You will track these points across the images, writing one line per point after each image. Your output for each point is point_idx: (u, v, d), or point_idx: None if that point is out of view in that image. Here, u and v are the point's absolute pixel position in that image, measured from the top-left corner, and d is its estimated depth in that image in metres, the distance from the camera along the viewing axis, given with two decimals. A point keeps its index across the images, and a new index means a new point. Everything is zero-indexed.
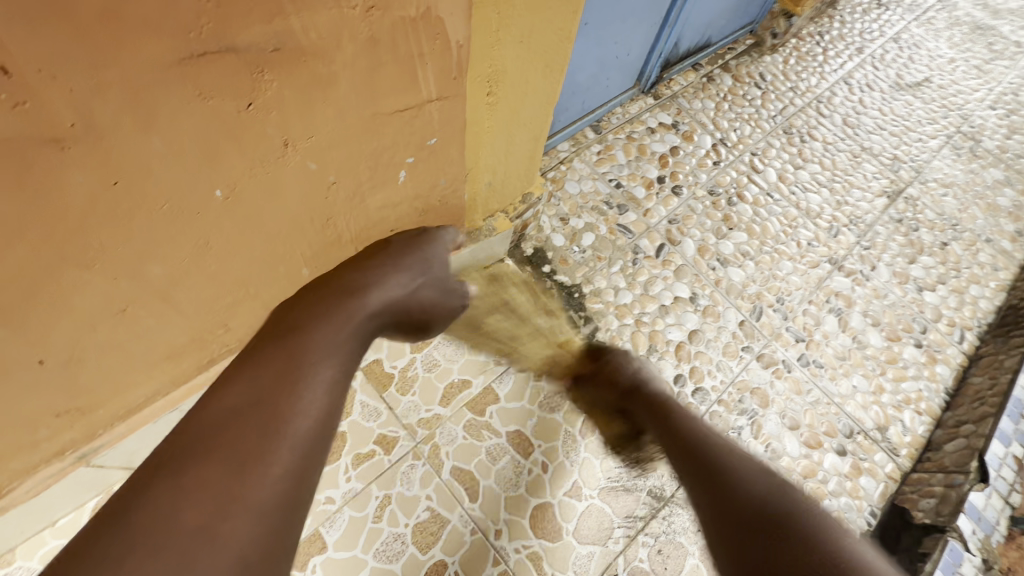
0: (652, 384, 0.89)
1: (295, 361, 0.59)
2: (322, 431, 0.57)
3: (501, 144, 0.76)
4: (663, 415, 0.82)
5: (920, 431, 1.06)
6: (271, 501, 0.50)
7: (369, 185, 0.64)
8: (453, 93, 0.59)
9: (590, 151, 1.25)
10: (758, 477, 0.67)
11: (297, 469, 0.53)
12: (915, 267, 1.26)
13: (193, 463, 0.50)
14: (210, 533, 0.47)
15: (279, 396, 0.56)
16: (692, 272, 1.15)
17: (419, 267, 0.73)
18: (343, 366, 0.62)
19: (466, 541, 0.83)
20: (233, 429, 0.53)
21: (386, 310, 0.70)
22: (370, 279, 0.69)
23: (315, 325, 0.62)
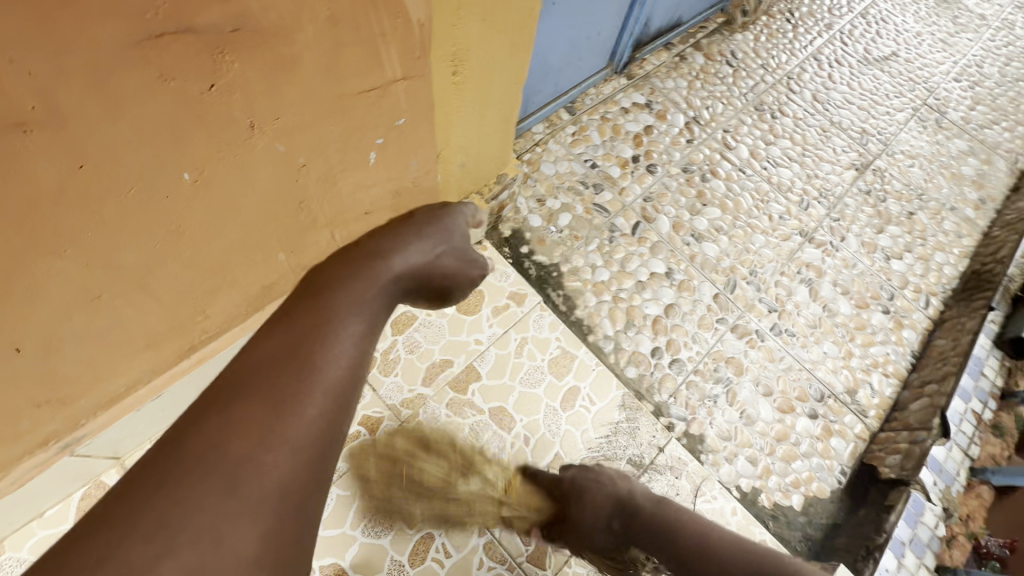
0: (634, 499, 0.80)
1: (326, 315, 0.57)
2: (354, 381, 0.55)
3: (471, 125, 0.77)
4: (675, 538, 0.74)
5: (887, 393, 1.10)
6: (309, 444, 0.49)
7: (341, 167, 0.65)
8: (418, 73, 0.60)
9: (564, 132, 1.26)
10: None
11: (332, 414, 0.52)
12: (883, 237, 1.30)
13: (235, 403, 0.49)
14: (254, 465, 0.46)
15: (313, 345, 0.54)
16: (667, 249, 1.17)
17: (439, 236, 0.75)
18: (369, 324, 0.60)
19: (452, 514, 0.86)
20: (269, 374, 0.51)
21: (412, 274, 0.70)
22: (397, 246, 0.70)
23: (345, 283, 0.62)
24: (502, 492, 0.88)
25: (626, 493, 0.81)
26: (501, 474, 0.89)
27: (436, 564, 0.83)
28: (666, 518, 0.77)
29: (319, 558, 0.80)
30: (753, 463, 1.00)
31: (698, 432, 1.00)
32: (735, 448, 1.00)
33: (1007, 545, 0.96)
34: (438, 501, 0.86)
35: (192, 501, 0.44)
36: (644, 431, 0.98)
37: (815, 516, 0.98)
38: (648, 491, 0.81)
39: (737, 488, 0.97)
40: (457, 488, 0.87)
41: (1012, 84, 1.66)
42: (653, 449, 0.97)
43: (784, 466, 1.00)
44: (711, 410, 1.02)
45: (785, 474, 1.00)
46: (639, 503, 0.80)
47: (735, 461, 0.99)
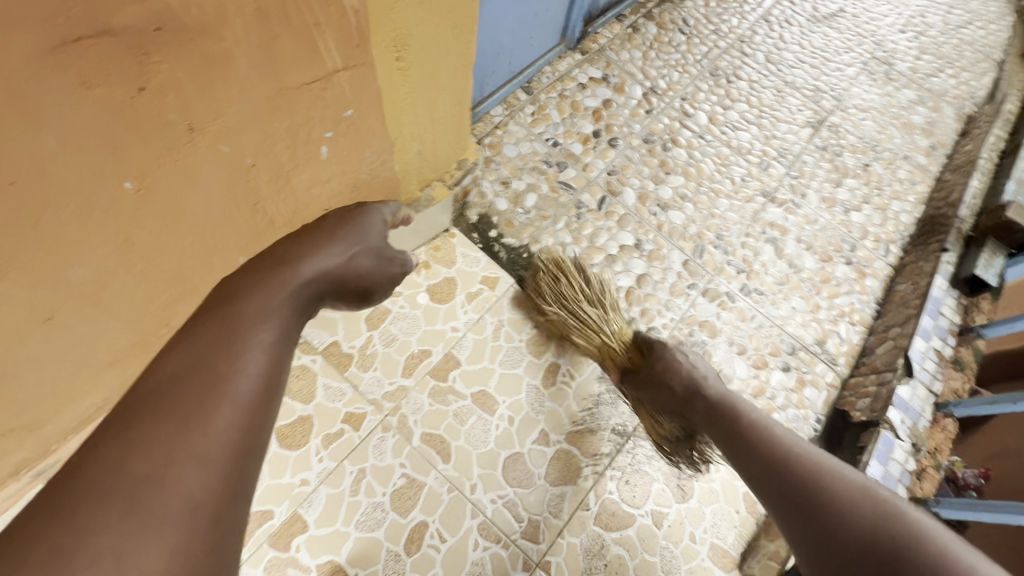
0: (707, 384, 0.87)
1: (234, 324, 0.55)
2: (269, 389, 0.53)
3: (422, 111, 0.76)
4: (733, 424, 0.80)
5: (855, 340, 1.15)
6: (219, 456, 0.47)
7: (292, 164, 0.64)
8: (360, 61, 0.59)
9: (523, 113, 1.25)
10: (855, 494, 0.66)
11: (244, 425, 0.50)
12: (842, 191, 1.33)
13: (142, 421, 0.47)
14: (158, 482, 0.44)
15: (219, 357, 0.52)
16: (635, 220, 1.19)
17: (352, 238, 0.72)
18: (280, 332, 0.58)
19: (444, 500, 0.87)
20: (173, 393, 0.49)
21: (323, 279, 0.67)
22: (307, 250, 0.67)
23: (251, 289, 0.60)
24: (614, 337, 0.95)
25: (700, 380, 0.87)
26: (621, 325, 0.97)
27: (432, 550, 0.83)
28: (732, 408, 0.82)
29: (315, 558, 0.80)
30: None
31: None
32: None
33: (982, 476, 1.00)
34: (563, 317, 0.98)
35: (93, 521, 0.41)
36: None
37: None
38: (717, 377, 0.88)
39: None
40: (578, 315, 0.97)
41: (954, 31, 1.70)
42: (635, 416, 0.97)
43: None
44: None
45: None
46: (709, 387, 0.86)
47: None
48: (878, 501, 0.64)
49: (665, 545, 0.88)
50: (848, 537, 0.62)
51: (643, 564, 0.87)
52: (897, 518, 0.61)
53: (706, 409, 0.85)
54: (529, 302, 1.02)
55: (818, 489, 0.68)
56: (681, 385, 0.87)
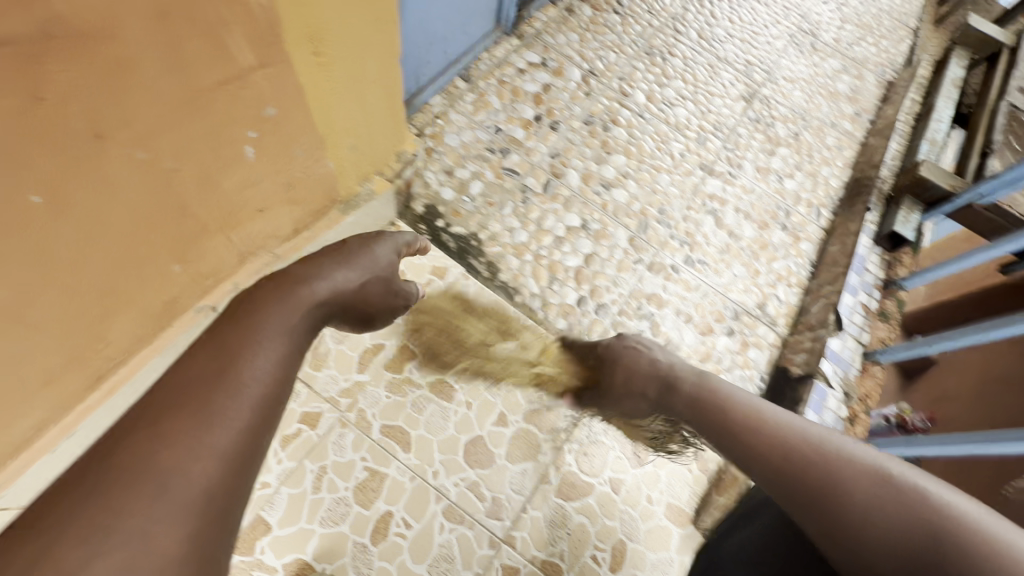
0: (679, 375, 0.76)
1: (253, 327, 0.52)
2: (278, 393, 0.49)
3: (352, 107, 0.76)
4: (732, 415, 0.66)
5: (793, 300, 1.21)
6: (238, 456, 0.44)
7: (217, 167, 0.63)
8: (275, 59, 0.58)
9: (463, 101, 1.25)
10: (876, 488, 0.51)
11: (257, 428, 0.46)
12: (775, 160, 1.40)
13: (160, 418, 0.43)
14: (180, 472, 0.40)
15: (237, 358, 0.49)
16: (580, 201, 1.22)
17: (368, 264, 0.72)
18: (293, 342, 0.54)
19: (407, 488, 0.88)
20: (192, 391, 0.45)
21: (335, 300, 0.65)
22: (326, 270, 0.65)
23: (268, 300, 0.56)
24: (537, 357, 1.00)
25: (672, 372, 0.77)
26: (534, 343, 1.02)
27: (399, 538, 0.85)
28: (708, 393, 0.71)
29: (281, 557, 0.81)
30: None
31: None
32: None
33: (930, 420, 1.04)
34: (480, 359, 0.99)
35: (119, 505, 0.38)
36: None
37: None
38: (693, 367, 0.77)
39: None
40: (495, 351, 1.00)
41: (873, 1, 1.79)
42: None
43: None
44: None
45: None
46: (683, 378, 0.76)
47: None
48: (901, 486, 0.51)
49: (624, 509, 0.92)
50: (885, 553, 0.49)
51: (605, 529, 0.90)
52: (933, 506, 0.48)
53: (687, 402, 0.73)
54: (454, 343, 0.99)
55: (832, 481, 0.54)
56: (654, 384, 0.79)
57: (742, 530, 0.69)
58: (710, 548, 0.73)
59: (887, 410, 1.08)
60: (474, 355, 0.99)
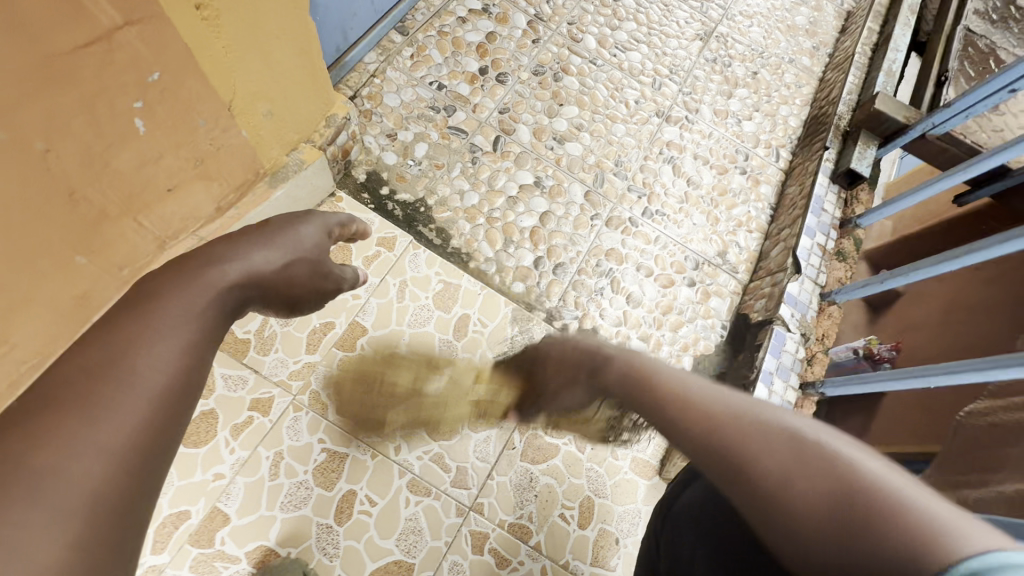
0: (607, 358, 0.55)
1: (149, 307, 0.38)
2: (185, 386, 0.37)
3: (260, 69, 0.68)
4: (645, 387, 0.46)
5: (753, 246, 1.20)
6: (138, 457, 0.33)
7: (103, 145, 0.57)
8: (146, 15, 0.51)
9: (401, 57, 1.17)
10: (793, 453, 0.35)
11: (163, 418, 0.35)
12: (733, 102, 1.35)
13: (17, 422, 0.32)
14: (54, 480, 0.30)
15: (122, 348, 0.36)
16: (533, 158, 1.16)
17: (295, 241, 0.54)
18: (216, 312, 0.42)
19: (369, 466, 0.86)
20: (64, 388, 0.33)
21: (254, 283, 0.47)
22: (240, 241, 0.48)
23: (175, 270, 0.43)
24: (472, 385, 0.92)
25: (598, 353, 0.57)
26: (468, 367, 0.94)
27: (364, 515, 0.83)
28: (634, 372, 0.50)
29: (242, 546, 0.79)
30: (645, 340, 1.07)
31: (591, 327, 1.05)
32: (627, 332, 1.06)
33: (895, 348, 1.01)
34: (416, 401, 0.89)
35: None
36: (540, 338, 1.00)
37: (704, 371, 1.07)
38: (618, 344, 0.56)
39: None
40: (427, 391, 0.90)
41: None
42: None
43: (673, 336, 1.08)
44: (599, 302, 1.07)
45: (675, 342, 1.08)
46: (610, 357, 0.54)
47: (628, 344, 1.05)
48: (829, 455, 0.35)
49: (590, 466, 0.92)
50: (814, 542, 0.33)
51: (572, 488, 0.91)
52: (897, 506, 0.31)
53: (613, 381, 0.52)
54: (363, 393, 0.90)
55: (746, 457, 0.37)
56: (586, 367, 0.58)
57: (698, 492, 0.65)
58: (667, 502, 0.73)
59: (855, 343, 1.03)
60: (411, 402, 0.89)
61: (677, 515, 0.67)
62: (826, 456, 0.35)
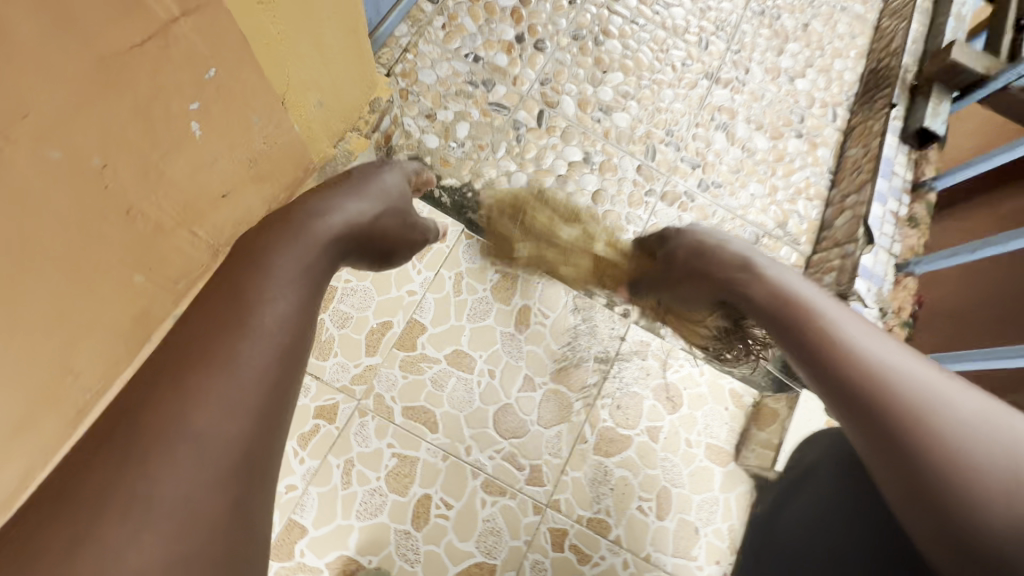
0: (761, 280, 0.59)
1: (263, 267, 0.46)
2: (301, 334, 0.45)
3: (310, 56, 0.61)
4: (799, 309, 0.53)
5: (814, 215, 1.13)
6: (268, 414, 0.40)
7: (159, 154, 0.51)
8: (203, 4, 0.44)
9: (432, 28, 1.08)
10: (980, 423, 0.41)
11: (281, 378, 0.42)
12: (784, 58, 1.26)
13: (178, 379, 0.39)
14: (215, 434, 0.37)
15: (248, 303, 0.43)
16: (579, 132, 1.09)
17: (380, 196, 0.63)
18: (311, 281, 0.48)
19: (442, 468, 0.83)
20: (202, 339, 0.41)
21: (350, 235, 0.57)
22: (331, 199, 0.57)
23: (275, 242, 0.48)
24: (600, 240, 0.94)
25: (757, 270, 0.61)
26: (601, 232, 0.95)
27: (441, 519, 0.81)
28: (797, 303, 0.54)
29: (322, 557, 0.77)
30: None
31: None
32: None
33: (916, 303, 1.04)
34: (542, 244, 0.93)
35: (158, 469, 0.35)
36: (603, 327, 0.94)
37: None
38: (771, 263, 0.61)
39: None
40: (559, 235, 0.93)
41: None
42: (616, 340, 0.94)
43: None
44: None
45: None
46: (761, 283, 0.59)
47: None
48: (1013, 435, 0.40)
49: (664, 456, 0.90)
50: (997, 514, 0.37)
51: (647, 479, 0.88)
52: None
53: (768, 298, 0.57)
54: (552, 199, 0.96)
55: (932, 413, 0.42)
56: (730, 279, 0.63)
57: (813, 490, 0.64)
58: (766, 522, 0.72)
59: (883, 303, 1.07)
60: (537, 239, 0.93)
61: (783, 530, 0.66)
62: (994, 426, 0.41)
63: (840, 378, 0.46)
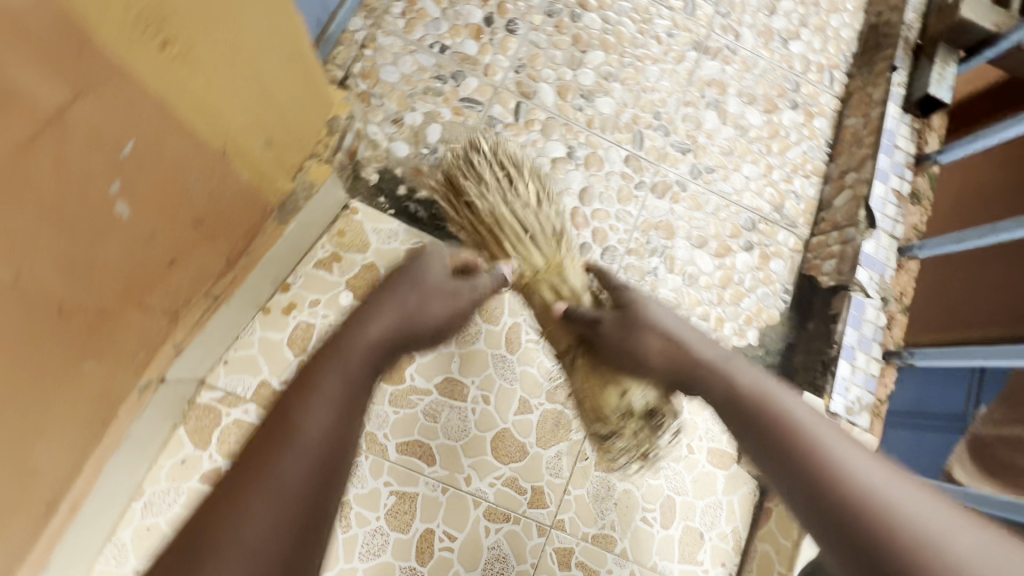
0: (732, 371, 0.62)
1: (312, 390, 0.53)
2: (338, 451, 0.51)
3: (249, 99, 0.53)
4: (759, 406, 0.57)
5: (811, 193, 1.08)
6: (306, 521, 0.48)
7: (84, 244, 0.44)
8: (98, 79, 0.36)
9: (390, 17, 0.97)
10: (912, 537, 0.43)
11: (321, 487, 0.49)
12: (777, 18, 1.15)
13: (238, 490, 0.47)
14: (263, 541, 0.45)
15: (294, 420, 0.51)
16: (561, 123, 1.01)
17: (422, 292, 0.67)
18: (355, 392, 0.55)
19: (442, 501, 0.82)
20: (262, 453, 0.49)
21: (391, 343, 0.62)
22: (379, 311, 0.63)
23: (325, 362, 0.56)
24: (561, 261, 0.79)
25: (716, 361, 0.63)
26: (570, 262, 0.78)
27: (446, 552, 0.80)
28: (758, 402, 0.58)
29: None
30: (706, 319, 0.98)
31: None
32: (687, 313, 0.98)
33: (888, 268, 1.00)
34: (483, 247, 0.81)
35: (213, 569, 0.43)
36: None
37: (772, 344, 0.99)
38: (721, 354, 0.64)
39: None
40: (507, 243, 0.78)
41: None
42: None
43: (734, 310, 1.00)
44: (655, 284, 0.98)
45: (737, 316, 0.99)
46: (737, 376, 0.61)
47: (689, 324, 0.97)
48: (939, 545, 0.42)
49: (666, 466, 0.89)
50: None
51: (650, 490, 0.88)
52: None
53: (727, 393, 0.60)
54: (554, 214, 0.81)
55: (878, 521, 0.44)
56: (689, 356, 0.65)
57: None
58: None
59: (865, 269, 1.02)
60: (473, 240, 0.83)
61: None
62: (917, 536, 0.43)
63: (801, 476, 0.50)
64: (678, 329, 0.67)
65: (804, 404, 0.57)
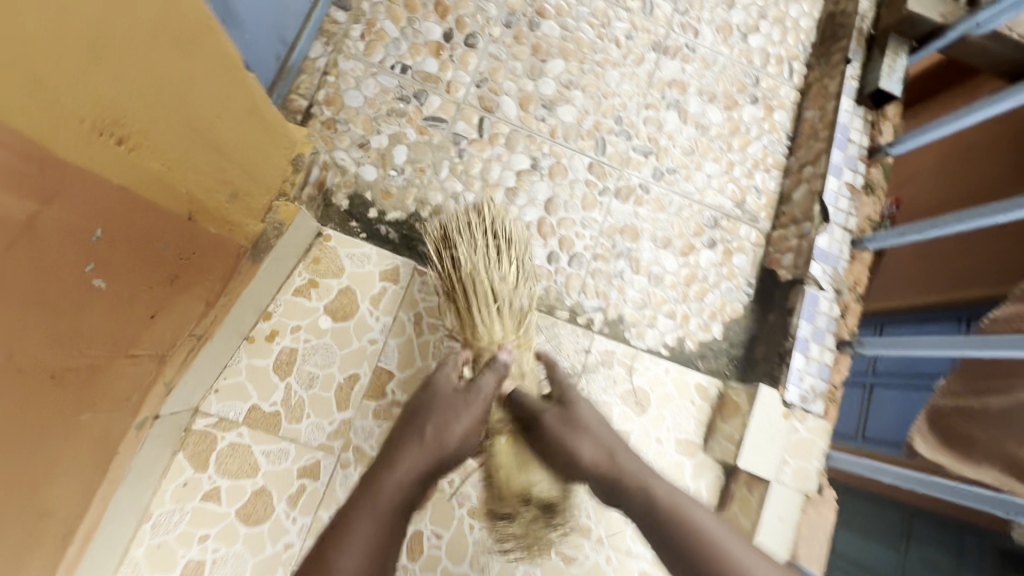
0: (653, 485, 0.68)
1: (345, 533, 0.60)
2: None
3: (211, 162, 0.57)
4: (678, 521, 0.64)
5: (772, 187, 1.11)
6: None
7: (71, 317, 0.48)
8: (60, 187, 0.41)
9: (350, 40, 0.99)
10: None
11: None
12: (735, 12, 1.17)
13: None
14: None
15: (330, 559, 0.58)
16: (524, 135, 1.03)
17: (441, 419, 0.71)
18: (385, 532, 0.62)
19: (429, 503, 0.89)
20: None
21: (416, 479, 0.67)
22: (410, 445, 0.68)
23: (356, 505, 0.63)
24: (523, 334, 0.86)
25: (646, 472, 0.69)
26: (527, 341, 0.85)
27: (435, 549, 0.87)
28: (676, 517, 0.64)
29: None
30: (672, 317, 1.03)
31: (616, 315, 1.01)
32: (653, 312, 1.03)
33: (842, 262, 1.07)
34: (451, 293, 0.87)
35: None
36: (568, 343, 0.97)
37: (735, 337, 1.05)
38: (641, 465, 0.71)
39: (665, 347, 1.02)
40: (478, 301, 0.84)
41: None
42: (581, 353, 0.97)
43: (699, 306, 1.04)
44: (622, 287, 1.02)
45: (702, 312, 1.04)
46: (658, 484, 0.68)
47: (656, 323, 1.02)
48: None
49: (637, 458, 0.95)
50: None
51: None
52: None
53: (645, 506, 0.67)
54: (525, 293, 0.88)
55: None
56: (610, 461, 0.70)
57: None
58: None
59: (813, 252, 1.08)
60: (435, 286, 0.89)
61: None
62: None
63: None
64: (601, 432, 0.73)
65: (711, 515, 0.65)
